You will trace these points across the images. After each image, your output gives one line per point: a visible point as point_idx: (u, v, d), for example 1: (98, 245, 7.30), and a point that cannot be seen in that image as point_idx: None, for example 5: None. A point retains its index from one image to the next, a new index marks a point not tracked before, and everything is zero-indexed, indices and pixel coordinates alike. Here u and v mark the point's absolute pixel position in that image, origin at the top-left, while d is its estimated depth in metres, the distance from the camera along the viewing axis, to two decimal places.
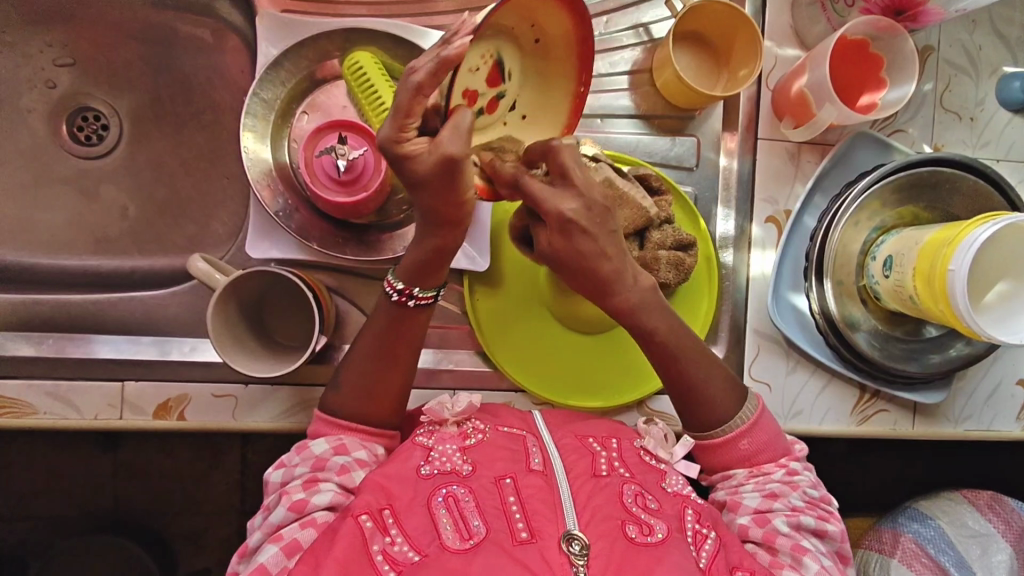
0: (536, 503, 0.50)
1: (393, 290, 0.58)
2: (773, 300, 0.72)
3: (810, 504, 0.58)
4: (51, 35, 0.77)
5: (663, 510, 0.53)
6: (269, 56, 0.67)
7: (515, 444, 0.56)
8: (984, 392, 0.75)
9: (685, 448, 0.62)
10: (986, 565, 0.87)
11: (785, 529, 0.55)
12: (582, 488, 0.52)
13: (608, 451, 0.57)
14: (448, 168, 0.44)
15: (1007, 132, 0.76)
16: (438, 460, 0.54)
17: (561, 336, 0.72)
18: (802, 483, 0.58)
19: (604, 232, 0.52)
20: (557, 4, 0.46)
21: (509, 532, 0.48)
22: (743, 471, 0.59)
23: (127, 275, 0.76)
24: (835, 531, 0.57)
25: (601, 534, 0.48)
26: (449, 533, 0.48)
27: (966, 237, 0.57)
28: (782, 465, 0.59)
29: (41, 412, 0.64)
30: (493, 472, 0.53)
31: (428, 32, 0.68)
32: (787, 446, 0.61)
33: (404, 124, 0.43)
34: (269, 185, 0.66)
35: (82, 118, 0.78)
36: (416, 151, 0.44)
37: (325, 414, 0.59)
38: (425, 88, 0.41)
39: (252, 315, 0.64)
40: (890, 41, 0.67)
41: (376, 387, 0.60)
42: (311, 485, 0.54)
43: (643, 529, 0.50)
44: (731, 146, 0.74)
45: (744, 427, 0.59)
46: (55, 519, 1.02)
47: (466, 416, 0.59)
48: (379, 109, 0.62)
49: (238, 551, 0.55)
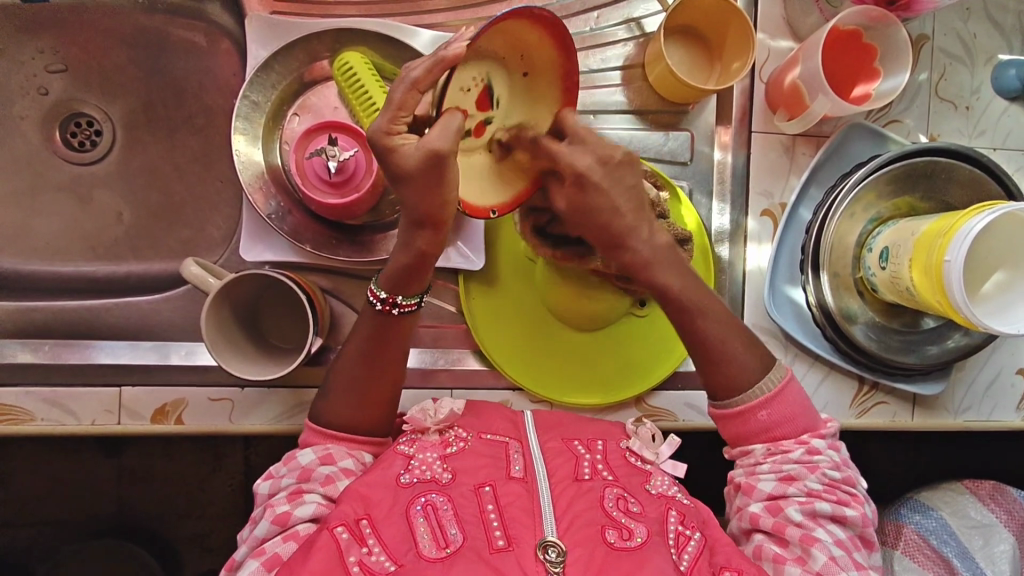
0: (514, 511, 0.50)
1: (376, 299, 0.59)
2: (770, 293, 0.72)
3: (829, 486, 0.57)
4: (43, 42, 0.77)
5: (645, 513, 0.53)
6: (259, 59, 0.67)
7: (497, 451, 0.56)
8: (983, 383, 0.74)
9: (670, 447, 0.61)
10: (989, 556, 0.86)
11: (796, 518, 0.55)
12: (563, 492, 0.52)
13: (592, 455, 0.57)
14: (432, 163, 0.47)
15: (1003, 120, 0.75)
16: (418, 469, 0.54)
17: (558, 334, 0.72)
18: (821, 465, 0.57)
19: (618, 185, 0.56)
20: (545, 38, 0.49)
21: (486, 541, 0.48)
22: (762, 450, 0.59)
23: (123, 280, 0.76)
24: (856, 515, 0.56)
25: (579, 541, 0.48)
26: (427, 541, 0.49)
27: (961, 227, 0.57)
28: (803, 444, 0.58)
29: (39, 418, 0.64)
30: (473, 480, 0.53)
31: (419, 31, 0.68)
32: (813, 420, 0.60)
33: (396, 118, 0.48)
34: (261, 188, 0.66)
35: (75, 125, 0.78)
36: (404, 145, 0.49)
37: (315, 423, 0.59)
38: (421, 84, 0.47)
39: (246, 319, 0.64)
40: (883, 31, 0.66)
41: (369, 388, 0.60)
42: (295, 497, 0.54)
43: (623, 534, 0.50)
44: (725, 139, 0.73)
45: (766, 397, 0.59)
46: (58, 524, 1.03)
47: (449, 424, 0.59)
48: (372, 115, 0.62)
49: (227, 565, 0.55)
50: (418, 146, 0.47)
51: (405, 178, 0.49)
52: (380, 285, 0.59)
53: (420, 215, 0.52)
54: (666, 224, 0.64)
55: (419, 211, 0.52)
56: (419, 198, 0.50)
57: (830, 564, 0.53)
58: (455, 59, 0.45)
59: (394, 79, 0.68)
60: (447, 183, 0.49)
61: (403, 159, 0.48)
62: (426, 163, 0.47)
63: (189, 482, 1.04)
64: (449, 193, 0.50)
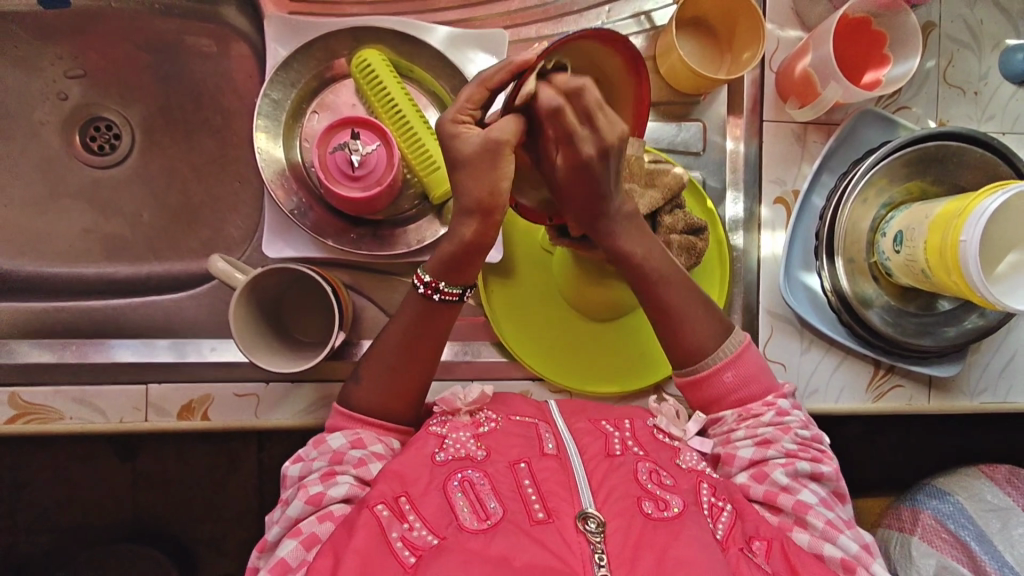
0: (551, 485, 0.51)
1: (421, 282, 0.60)
2: (785, 279, 0.73)
3: (803, 445, 0.59)
4: (62, 48, 0.78)
5: (678, 485, 0.54)
6: (279, 57, 0.68)
7: (528, 431, 0.57)
8: (998, 365, 0.75)
9: (698, 423, 0.62)
10: (1008, 539, 0.86)
11: (782, 481, 0.57)
12: (596, 469, 0.53)
13: (621, 432, 0.58)
14: (489, 150, 0.51)
15: (1011, 105, 0.76)
16: (453, 447, 0.55)
17: (577, 324, 0.73)
18: (791, 425, 0.60)
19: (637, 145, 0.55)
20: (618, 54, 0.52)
21: (526, 513, 0.49)
22: (732, 415, 0.61)
23: (144, 281, 0.77)
24: (830, 471, 0.59)
25: (618, 513, 0.49)
26: (467, 514, 0.50)
27: (977, 206, 0.58)
28: (771, 406, 0.60)
29: (67, 417, 0.65)
30: (508, 457, 0.55)
31: (435, 28, 0.69)
32: (774, 381, 0.63)
33: (462, 110, 0.53)
34: (282, 184, 0.67)
35: (95, 129, 0.80)
36: (466, 133, 0.53)
37: (344, 407, 0.60)
38: (488, 79, 0.53)
39: (272, 313, 0.65)
40: (892, 18, 0.67)
41: (401, 381, 0.60)
42: (329, 478, 0.55)
43: (660, 505, 0.51)
44: (736, 131, 0.74)
45: (731, 358, 0.62)
46: (79, 528, 1.04)
47: (479, 406, 0.60)
48: (396, 116, 0.64)
49: (257, 547, 0.56)
50: (479, 134, 0.52)
51: (463, 164, 0.53)
52: (426, 269, 0.59)
53: (471, 202, 0.54)
54: (682, 213, 0.66)
55: (471, 199, 0.54)
56: (471, 185, 0.53)
57: (829, 528, 0.54)
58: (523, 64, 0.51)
59: (411, 77, 0.70)
60: (499, 171, 0.52)
61: (464, 145, 0.52)
62: (483, 148, 0.51)
63: (209, 483, 1.05)
64: (500, 182, 0.52)
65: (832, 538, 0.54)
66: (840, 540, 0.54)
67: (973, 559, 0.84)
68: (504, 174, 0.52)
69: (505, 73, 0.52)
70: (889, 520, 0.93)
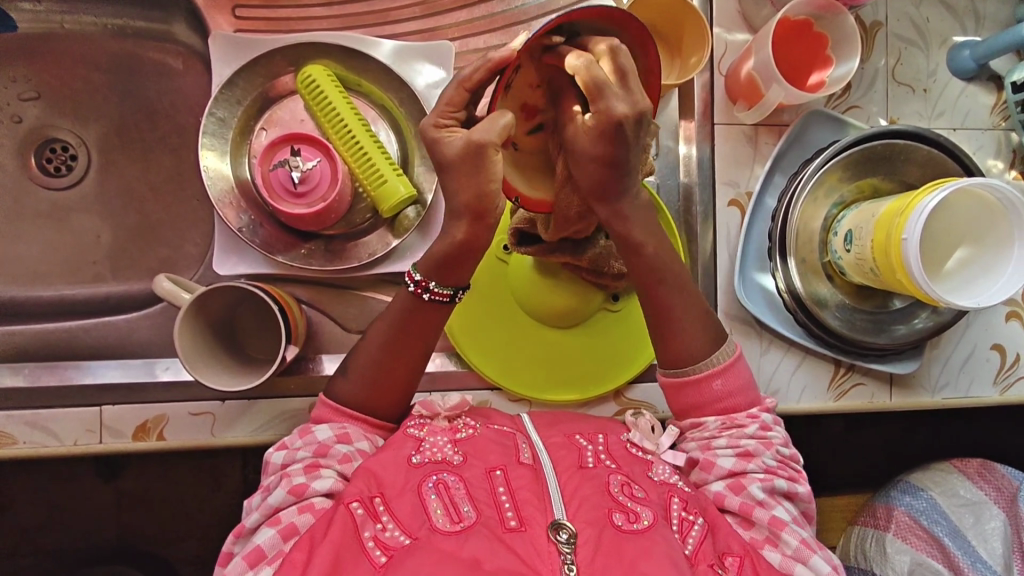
0: (525, 494, 0.51)
1: (410, 281, 0.60)
2: (740, 281, 0.73)
3: (782, 462, 0.59)
4: (17, 71, 0.78)
5: (649, 498, 0.54)
6: (224, 76, 0.68)
7: (505, 440, 0.58)
8: (958, 359, 0.75)
9: (671, 436, 0.61)
10: (981, 534, 0.86)
11: (758, 495, 0.56)
12: (569, 480, 0.53)
13: (595, 447, 0.58)
14: (474, 152, 0.49)
15: (961, 100, 0.76)
16: (429, 450, 0.55)
17: (532, 328, 0.73)
18: (774, 441, 0.59)
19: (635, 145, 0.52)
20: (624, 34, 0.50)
21: (499, 520, 0.50)
22: (716, 423, 0.60)
23: (103, 301, 0.76)
24: (804, 492, 0.59)
25: (587, 523, 0.49)
26: (440, 516, 0.50)
27: (917, 204, 0.58)
28: (756, 419, 0.60)
29: (20, 441, 0.64)
30: (485, 463, 0.54)
31: (381, 42, 0.69)
32: (759, 395, 0.63)
33: (444, 114, 0.53)
34: (232, 202, 0.67)
35: (50, 150, 0.79)
36: (448, 137, 0.52)
37: (329, 399, 0.61)
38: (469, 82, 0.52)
39: (224, 333, 0.65)
40: (832, 19, 0.67)
41: (382, 379, 0.61)
42: (313, 470, 0.55)
43: (630, 517, 0.50)
44: (688, 133, 0.75)
45: (720, 368, 0.61)
46: (56, 550, 1.03)
47: (458, 412, 0.61)
48: (342, 130, 0.64)
49: (233, 531, 0.55)
50: (464, 135, 0.50)
51: (449, 167, 0.51)
52: (419, 268, 0.60)
53: (457, 204, 0.53)
54: None
55: (456, 200, 0.52)
56: (459, 188, 0.52)
57: (801, 548, 0.54)
58: (500, 59, 0.50)
59: (358, 90, 0.71)
60: (487, 174, 0.50)
61: (446, 148, 0.51)
62: (467, 151, 0.50)
63: (184, 501, 1.04)
64: (488, 184, 0.51)
65: (804, 559, 0.53)
66: (812, 561, 0.53)
67: (946, 555, 0.84)
68: (494, 175, 0.51)
69: (483, 71, 0.51)
70: (863, 517, 0.92)
